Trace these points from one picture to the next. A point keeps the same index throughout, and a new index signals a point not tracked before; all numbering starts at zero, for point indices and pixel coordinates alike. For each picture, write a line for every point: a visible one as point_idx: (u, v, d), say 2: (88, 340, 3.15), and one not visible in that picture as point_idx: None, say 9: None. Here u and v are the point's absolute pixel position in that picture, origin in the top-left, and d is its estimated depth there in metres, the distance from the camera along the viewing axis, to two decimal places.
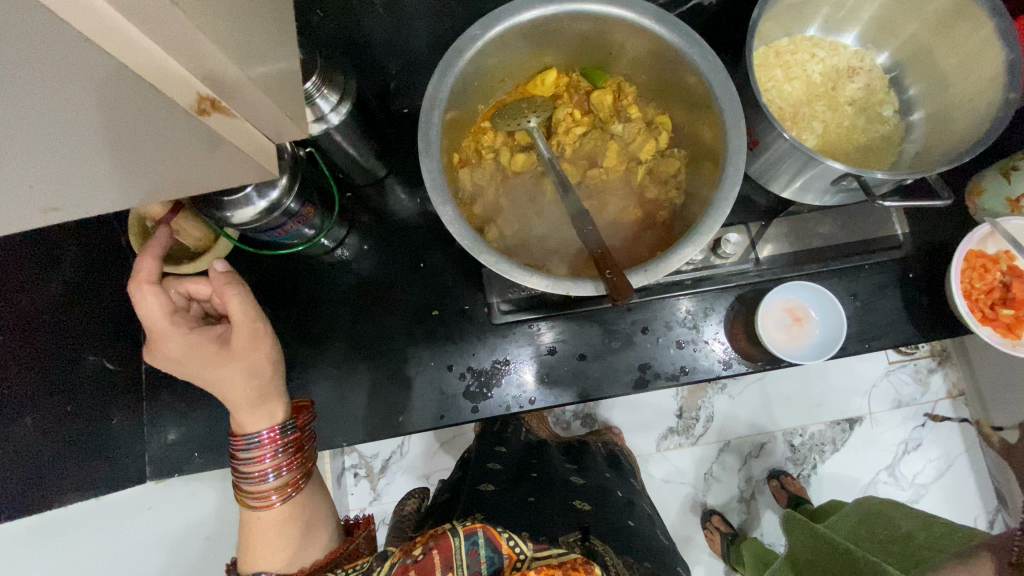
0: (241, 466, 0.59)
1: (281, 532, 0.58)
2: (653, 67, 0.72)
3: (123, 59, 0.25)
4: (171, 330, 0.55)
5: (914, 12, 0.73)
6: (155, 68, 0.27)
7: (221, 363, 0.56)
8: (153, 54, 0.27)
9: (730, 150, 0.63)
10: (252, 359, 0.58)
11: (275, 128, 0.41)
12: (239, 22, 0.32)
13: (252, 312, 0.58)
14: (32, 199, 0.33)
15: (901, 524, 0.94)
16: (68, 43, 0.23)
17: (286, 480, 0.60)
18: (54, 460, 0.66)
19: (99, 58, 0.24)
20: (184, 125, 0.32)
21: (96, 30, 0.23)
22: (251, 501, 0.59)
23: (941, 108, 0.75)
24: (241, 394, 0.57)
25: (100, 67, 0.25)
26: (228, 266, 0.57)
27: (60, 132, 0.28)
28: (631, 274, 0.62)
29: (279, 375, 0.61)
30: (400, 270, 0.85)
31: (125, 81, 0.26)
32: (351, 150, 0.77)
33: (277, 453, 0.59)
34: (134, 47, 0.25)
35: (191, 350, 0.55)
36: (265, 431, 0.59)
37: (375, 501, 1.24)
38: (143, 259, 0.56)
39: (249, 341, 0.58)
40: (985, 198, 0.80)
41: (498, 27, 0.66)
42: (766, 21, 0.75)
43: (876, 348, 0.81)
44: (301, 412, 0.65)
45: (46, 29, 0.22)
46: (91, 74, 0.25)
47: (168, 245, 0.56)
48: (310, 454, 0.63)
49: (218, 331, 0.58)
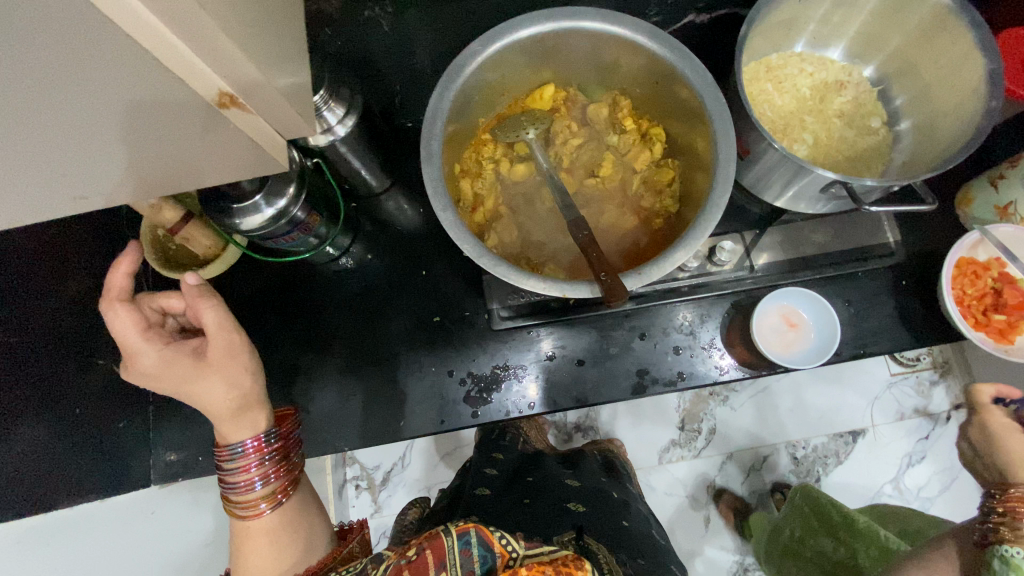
0: (226, 477, 0.60)
1: (272, 539, 0.59)
2: (647, 81, 0.75)
3: (153, 51, 0.27)
4: (145, 347, 0.56)
5: (898, 26, 0.76)
6: (181, 62, 0.29)
7: (198, 376, 0.56)
8: (182, 52, 0.29)
9: (720, 159, 0.66)
10: (228, 369, 0.58)
11: (288, 127, 0.43)
12: (256, 29, 0.35)
13: (226, 322, 0.59)
14: (59, 190, 0.35)
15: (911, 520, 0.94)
16: (102, 32, 0.25)
17: (274, 487, 0.61)
18: (61, 460, 0.68)
19: (128, 47, 0.26)
20: (200, 114, 0.33)
21: (132, 25, 0.25)
22: (238, 511, 0.59)
23: (928, 119, 0.77)
24: (222, 406, 0.58)
25: (126, 53, 0.26)
26: (199, 279, 0.57)
27: (83, 121, 0.30)
28: (625, 276, 0.64)
29: (260, 386, 0.62)
30: (401, 278, 0.87)
31: (150, 69, 0.28)
32: (355, 160, 0.80)
33: (263, 461, 0.60)
34: (162, 42, 0.27)
35: (168, 365, 0.56)
36: (249, 441, 0.59)
37: (376, 513, 1.24)
38: (114, 275, 0.55)
39: (225, 354, 0.58)
40: (975, 206, 0.82)
41: (497, 44, 0.69)
42: (757, 38, 0.78)
43: (870, 354, 0.82)
44: (285, 420, 0.66)
45: (90, 22, 0.24)
46: (121, 62, 0.27)
47: (138, 260, 0.55)
48: (296, 463, 0.64)
49: (194, 345, 0.58)
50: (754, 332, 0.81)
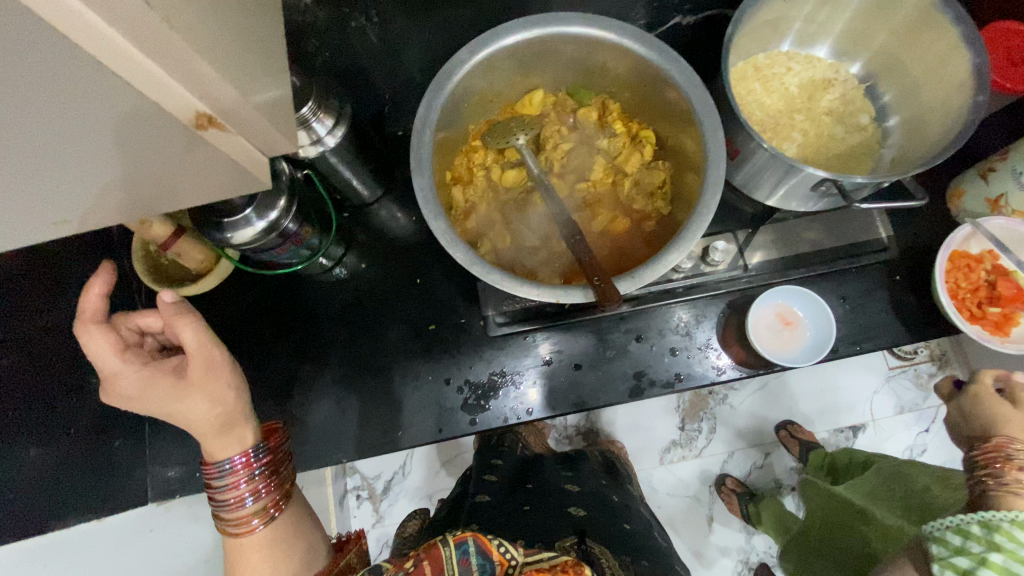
0: (215, 495, 0.59)
1: (265, 555, 0.59)
2: (636, 84, 0.75)
3: (125, 77, 0.26)
4: (124, 369, 0.55)
5: (883, 22, 0.76)
6: (155, 87, 0.28)
7: (182, 396, 0.56)
8: (154, 73, 0.28)
9: (710, 160, 0.66)
10: (210, 388, 0.57)
11: (269, 145, 0.42)
12: (231, 45, 0.34)
13: (206, 340, 0.58)
14: (40, 212, 0.35)
15: (918, 481, 0.88)
16: (72, 58, 0.24)
17: (266, 502, 0.60)
18: (58, 481, 0.68)
19: (99, 72, 0.25)
20: (180, 138, 0.33)
21: (102, 50, 0.25)
22: (230, 528, 0.59)
23: (916, 115, 0.77)
24: (206, 423, 0.57)
25: (99, 79, 0.26)
26: (178, 297, 0.56)
27: (60, 145, 0.30)
28: (619, 280, 0.63)
29: (245, 401, 0.61)
30: (396, 286, 0.87)
31: (119, 92, 0.27)
32: (346, 171, 0.80)
33: (252, 476, 0.59)
34: (134, 65, 0.27)
35: (147, 385, 0.56)
36: (237, 458, 0.59)
37: (378, 523, 1.23)
38: (86, 298, 0.55)
39: (205, 372, 0.57)
40: (966, 200, 0.82)
41: (485, 51, 0.69)
42: (744, 38, 0.78)
43: (866, 350, 0.82)
44: (273, 434, 0.65)
45: (58, 49, 0.24)
46: (92, 87, 0.26)
47: (110, 281, 0.55)
48: (286, 476, 0.64)
49: (173, 363, 0.58)
50: (749, 331, 0.81)
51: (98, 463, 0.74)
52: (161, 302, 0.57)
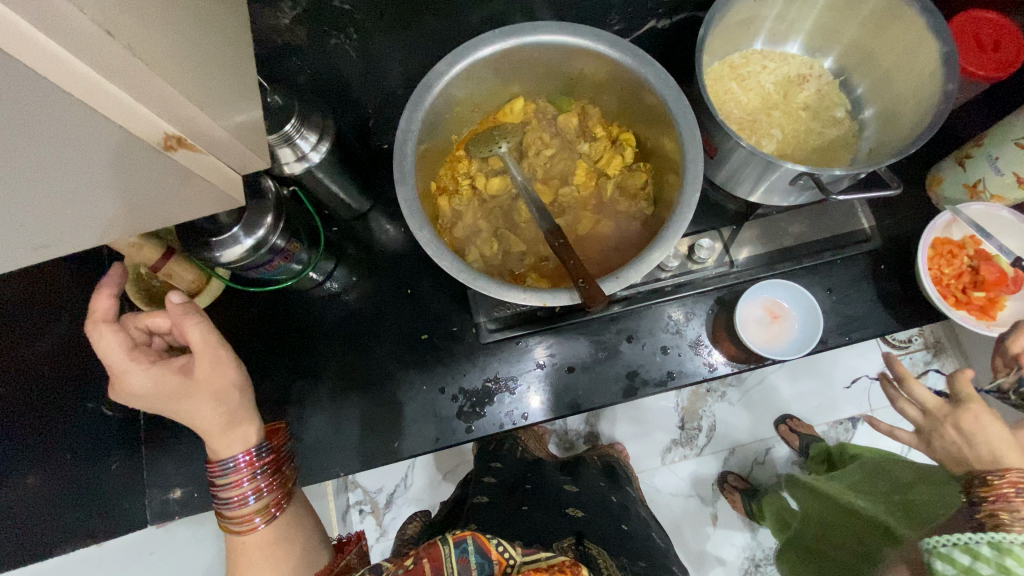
0: (218, 493, 0.59)
1: (266, 555, 0.59)
2: (612, 88, 0.76)
3: (89, 102, 0.28)
4: (132, 366, 0.54)
5: (851, 17, 0.78)
6: (120, 109, 0.30)
7: (188, 394, 0.56)
8: (118, 97, 0.29)
9: (688, 159, 0.67)
10: (215, 386, 0.58)
11: (242, 163, 0.43)
12: (196, 68, 0.35)
13: (212, 339, 0.58)
14: (20, 242, 0.35)
15: (902, 476, 0.88)
16: (37, 87, 0.25)
17: (268, 501, 0.60)
18: (55, 508, 0.67)
19: (62, 98, 0.27)
20: (149, 159, 0.34)
21: (65, 78, 0.26)
22: (232, 526, 0.59)
23: (889, 106, 0.79)
24: (210, 422, 0.58)
25: (66, 106, 0.27)
26: (186, 298, 0.57)
27: (32, 178, 0.30)
28: (604, 281, 0.64)
29: (249, 400, 0.61)
30: (388, 297, 0.88)
31: (86, 118, 0.28)
32: (333, 185, 0.81)
33: (255, 475, 0.59)
34: (98, 91, 0.28)
35: (158, 384, 0.55)
36: (241, 456, 0.59)
37: (382, 537, 1.23)
38: (97, 298, 0.54)
39: (212, 369, 0.57)
40: (945, 186, 0.83)
41: (462, 62, 0.70)
42: (717, 38, 0.80)
43: (856, 340, 0.83)
44: (276, 434, 0.66)
45: (23, 79, 0.25)
46: (60, 117, 0.28)
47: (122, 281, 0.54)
48: (288, 475, 0.64)
49: (179, 363, 0.57)
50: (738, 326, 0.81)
51: (96, 488, 0.74)
52: (169, 303, 0.57)
